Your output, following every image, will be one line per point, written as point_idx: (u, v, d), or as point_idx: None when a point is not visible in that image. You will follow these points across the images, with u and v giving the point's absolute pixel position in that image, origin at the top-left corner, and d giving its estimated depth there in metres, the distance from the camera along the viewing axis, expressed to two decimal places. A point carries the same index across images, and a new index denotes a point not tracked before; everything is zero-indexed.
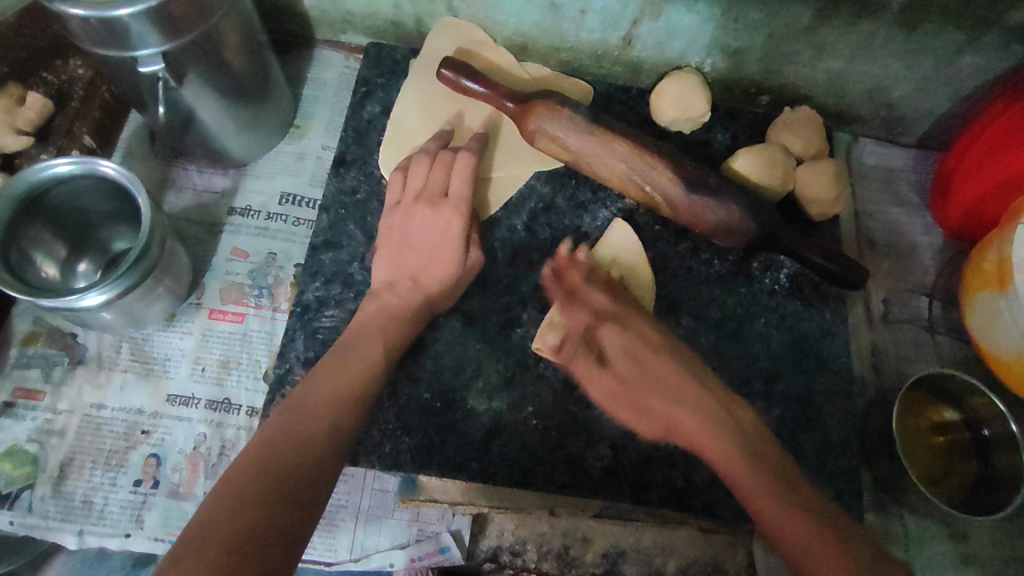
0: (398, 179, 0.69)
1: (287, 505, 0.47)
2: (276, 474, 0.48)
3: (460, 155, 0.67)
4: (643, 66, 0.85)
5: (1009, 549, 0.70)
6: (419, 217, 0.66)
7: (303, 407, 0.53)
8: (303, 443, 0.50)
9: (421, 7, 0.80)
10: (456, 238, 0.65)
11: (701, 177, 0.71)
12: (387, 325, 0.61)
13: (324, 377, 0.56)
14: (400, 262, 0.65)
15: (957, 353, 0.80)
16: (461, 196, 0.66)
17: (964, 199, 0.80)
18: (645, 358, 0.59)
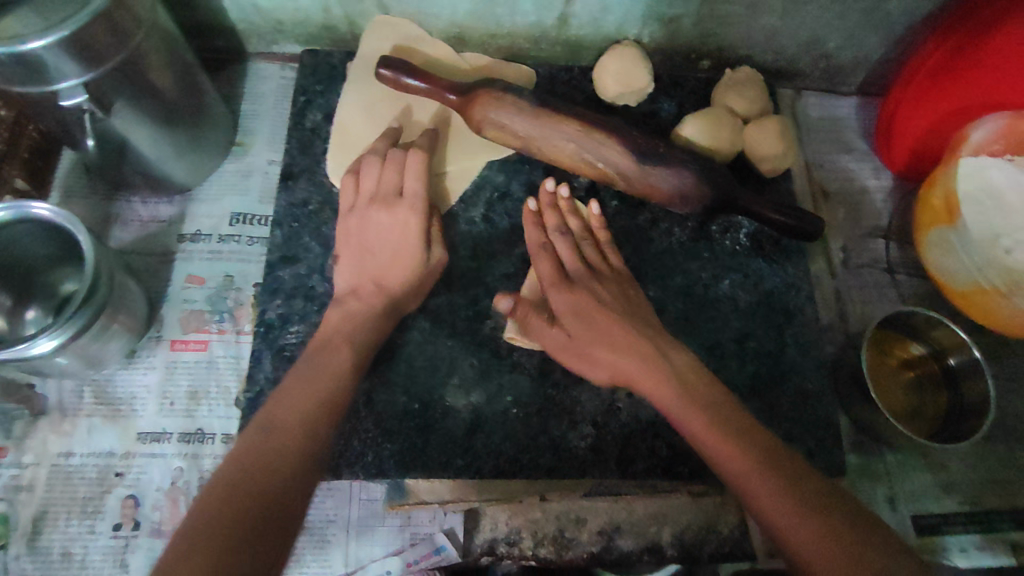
0: (350, 183, 0.67)
1: (263, 517, 0.46)
2: (252, 485, 0.47)
3: (410, 154, 0.67)
4: (581, 43, 0.85)
5: (986, 471, 0.72)
6: (374, 219, 0.65)
7: (278, 415, 0.52)
8: (277, 453, 0.50)
9: (350, 8, 0.79)
10: (416, 237, 0.65)
11: (651, 146, 0.71)
12: (354, 333, 0.60)
13: (296, 385, 0.55)
14: (361, 269, 0.64)
15: (917, 289, 0.82)
16: (416, 193, 0.65)
17: (906, 140, 0.82)
18: (594, 314, 0.61)
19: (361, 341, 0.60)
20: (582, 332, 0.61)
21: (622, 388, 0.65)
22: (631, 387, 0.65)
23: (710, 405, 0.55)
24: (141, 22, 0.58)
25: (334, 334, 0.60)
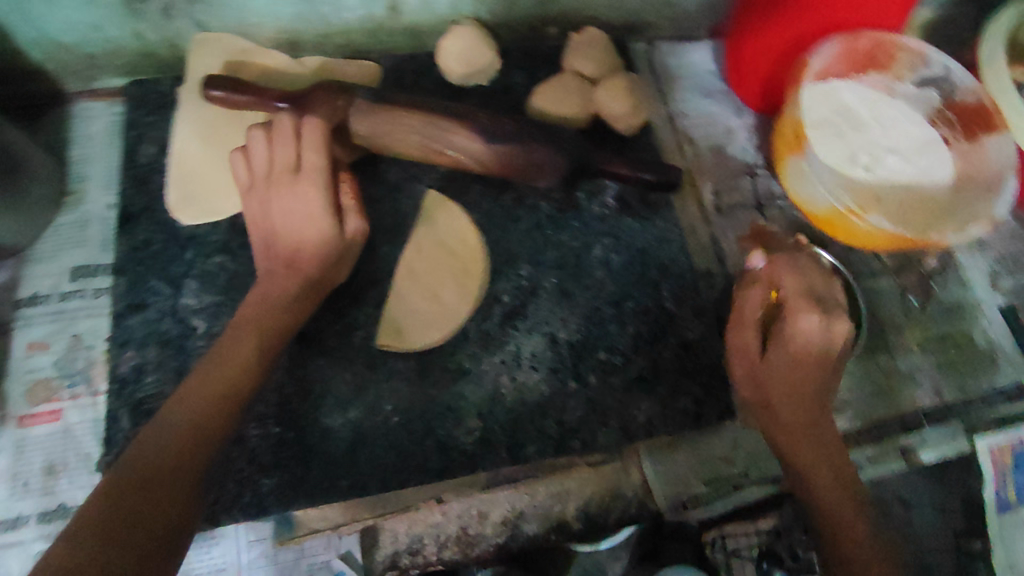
0: (241, 162, 0.65)
1: (156, 510, 0.48)
2: (141, 485, 0.49)
3: (313, 120, 0.62)
4: (421, 30, 0.82)
5: (871, 384, 0.75)
6: (276, 200, 0.63)
7: (183, 406, 0.53)
8: (176, 444, 0.51)
9: (164, 30, 0.73)
10: (319, 218, 0.62)
11: (499, 123, 0.69)
12: (262, 319, 0.60)
13: (204, 374, 0.55)
14: (272, 250, 0.64)
15: (789, 220, 0.83)
16: (314, 165, 0.62)
17: (757, 75, 0.82)
18: (788, 367, 0.62)
19: (268, 328, 0.59)
20: (773, 383, 0.63)
21: (504, 373, 0.65)
22: (513, 371, 0.65)
23: (808, 401, 0.62)
24: None
25: (242, 323, 0.60)
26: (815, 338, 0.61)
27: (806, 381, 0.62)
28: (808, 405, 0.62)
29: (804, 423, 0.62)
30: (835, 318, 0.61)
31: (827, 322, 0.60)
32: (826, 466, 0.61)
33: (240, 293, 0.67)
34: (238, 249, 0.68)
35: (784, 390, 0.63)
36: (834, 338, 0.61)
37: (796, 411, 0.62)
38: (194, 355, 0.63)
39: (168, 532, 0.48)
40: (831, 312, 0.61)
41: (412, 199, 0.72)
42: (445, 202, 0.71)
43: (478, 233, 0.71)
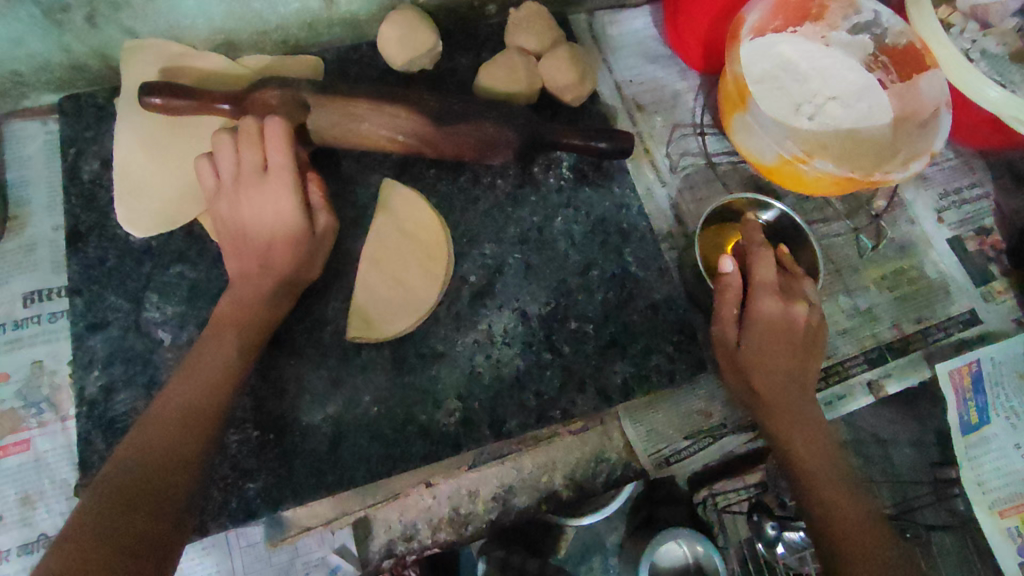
0: (206, 166, 0.64)
1: (150, 509, 0.50)
2: (130, 494, 0.50)
3: (273, 120, 0.61)
4: (359, 19, 0.81)
5: (834, 324, 0.77)
6: (247, 201, 0.62)
7: (171, 409, 0.54)
8: (166, 445, 0.52)
9: (92, 41, 0.71)
10: (292, 213, 0.62)
11: (446, 107, 0.69)
12: (240, 327, 0.59)
13: (189, 375, 0.56)
14: (245, 255, 0.63)
15: (741, 175, 0.85)
16: (281, 165, 0.62)
17: (697, 35, 0.83)
18: (771, 345, 0.65)
19: (247, 326, 0.59)
20: (767, 360, 0.66)
21: (479, 352, 0.66)
22: (488, 349, 0.66)
23: (785, 378, 0.66)
24: None
25: (220, 324, 0.60)
26: (774, 316, 0.66)
27: (788, 365, 0.66)
28: (789, 381, 0.66)
29: (785, 401, 0.66)
30: (795, 301, 0.67)
31: (788, 303, 0.66)
32: (803, 438, 0.65)
33: (203, 301, 0.66)
34: (197, 256, 0.67)
35: (766, 369, 0.66)
36: (799, 322, 0.66)
37: (779, 389, 0.66)
38: (163, 368, 0.62)
39: (161, 534, 0.50)
40: (789, 296, 0.67)
41: (369, 191, 0.72)
42: (400, 189, 0.70)
43: (438, 217, 0.69)
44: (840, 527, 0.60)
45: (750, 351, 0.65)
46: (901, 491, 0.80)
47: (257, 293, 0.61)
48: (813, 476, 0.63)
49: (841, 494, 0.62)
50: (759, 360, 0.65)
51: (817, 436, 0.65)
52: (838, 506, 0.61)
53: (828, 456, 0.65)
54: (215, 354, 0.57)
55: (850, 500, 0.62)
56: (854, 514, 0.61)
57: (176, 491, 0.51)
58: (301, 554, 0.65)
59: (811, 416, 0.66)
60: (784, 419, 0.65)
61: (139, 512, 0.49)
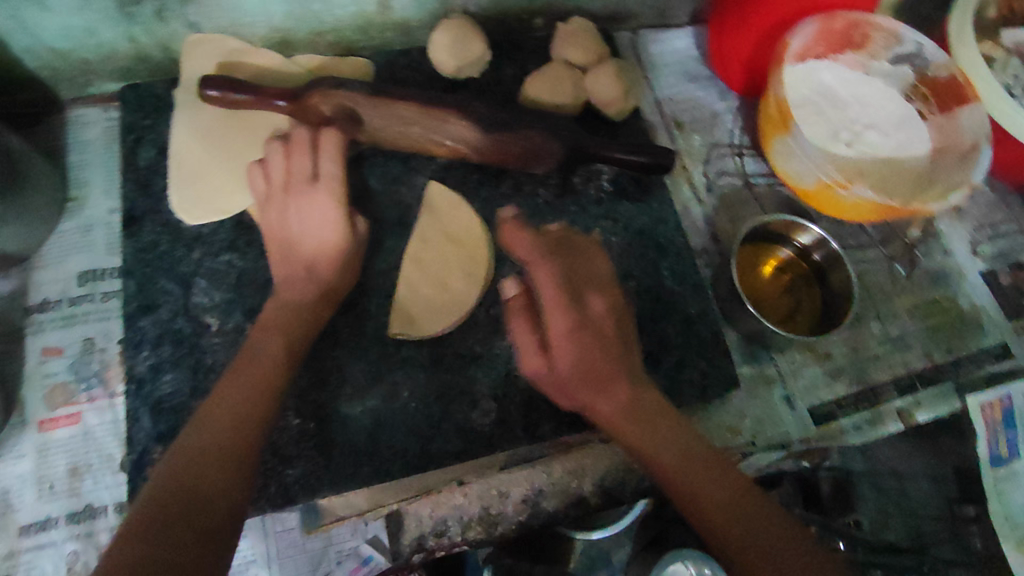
0: (257, 173, 0.65)
1: (197, 516, 0.49)
2: (176, 503, 0.49)
3: (330, 131, 0.64)
4: (411, 25, 0.82)
5: (864, 350, 0.78)
6: (295, 209, 0.63)
7: (221, 407, 0.54)
8: (214, 453, 0.52)
9: (158, 33, 0.74)
10: (336, 224, 0.63)
11: (494, 115, 0.70)
12: (286, 329, 0.59)
13: (236, 375, 0.56)
14: (291, 259, 0.63)
15: (777, 197, 0.85)
16: (331, 174, 0.64)
17: (739, 54, 0.84)
18: (582, 360, 0.58)
19: (294, 328, 0.60)
20: (572, 385, 0.59)
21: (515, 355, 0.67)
22: None
23: (630, 402, 0.60)
24: None
25: (268, 324, 0.60)
26: (575, 349, 0.58)
27: (598, 368, 0.59)
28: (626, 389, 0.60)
29: (624, 415, 0.60)
30: (590, 293, 0.60)
31: (586, 314, 0.59)
32: (656, 436, 0.59)
33: (250, 289, 0.67)
34: (245, 246, 0.69)
35: (582, 381, 0.59)
36: (603, 326, 0.60)
37: (623, 397, 0.60)
38: (209, 352, 0.64)
39: (210, 541, 0.48)
40: (609, 297, 0.61)
41: (414, 192, 0.74)
42: (446, 191, 0.72)
43: (479, 224, 0.71)
44: (711, 512, 0.56)
45: (562, 375, 0.59)
46: (915, 527, 0.81)
47: (299, 295, 0.61)
48: (677, 471, 0.58)
49: (719, 481, 0.57)
50: (575, 380, 0.59)
51: (661, 430, 0.60)
52: (709, 490, 0.56)
53: (680, 448, 0.59)
54: (266, 345, 0.59)
55: (721, 488, 0.57)
56: (730, 510, 0.56)
57: (225, 496, 0.51)
58: (334, 542, 0.67)
59: (659, 418, 0.61)
60: (618, 416, 0.60)
61: (192, 510, 0.49)
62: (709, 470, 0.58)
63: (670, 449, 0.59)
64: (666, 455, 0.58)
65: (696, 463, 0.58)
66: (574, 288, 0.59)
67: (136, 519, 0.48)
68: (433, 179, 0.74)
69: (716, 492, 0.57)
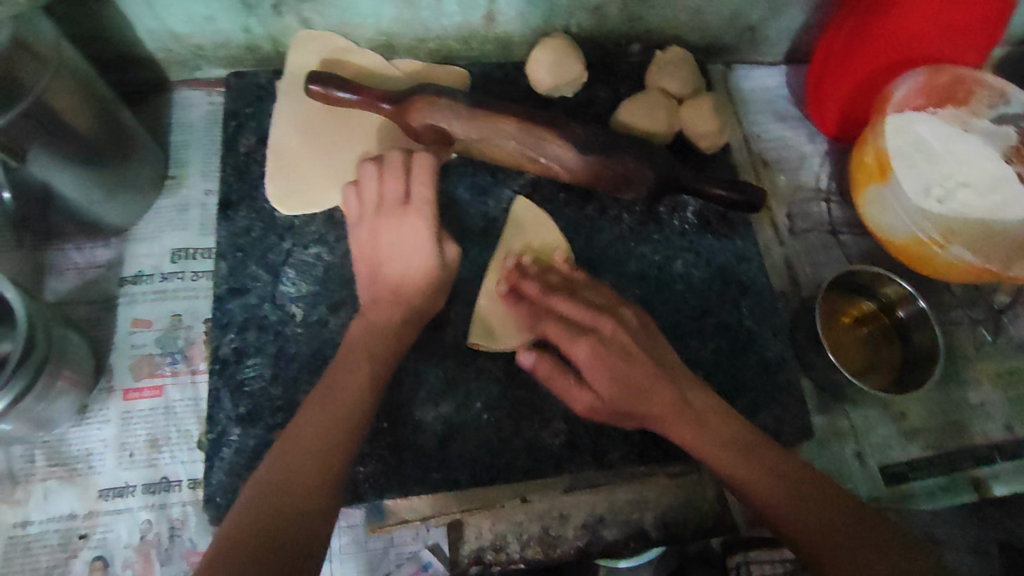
0: (352, 197, 0.65)
1: (281, 546, 0.48)
2: (261, 533, 0.48)
3: (422, 159, 0.64)
4: (512, 39, 0.82)
5: (941, 415, 0.76)
6: (385, 233, 0.63)
7: (297, 440, 0.53)
8: (297, 484, 0.51)
9: (270, 26, 0.75)
10: (427, 250, 0.63)
11: (590, 137, 0.70)
12: (370, 340, 0.60)
13: (313, 409, 0.55)
14: (378, 285, 0.63)
15: (861, 247, 0.84)
16: (423, 199, 0.63)
17: (836, 94, 0.81)
18: (614, 395, 0.59)
19: (375, 363, 0.59)
20: (625, 408, 0.59)
21: None
22: None
23: (669, 406, 0.59)
24: (44, 62, 0.55)
25: (347, 355, 0.59)
26: (601, 384, 0.59)
27: (631, 404, 0.59)
28: (676, 404, 0.59)
29: (688, 425, 0.59)
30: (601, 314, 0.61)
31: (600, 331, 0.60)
32: (716, 445, 0.58)
33: (336, 285, 0.68)
34: (334, 241, 0.70)
35: (634, 405, 0.59)
36: (624, 338, 0.60)
37: (664, 410, 0.59)
38: (293, 341, 0.66)
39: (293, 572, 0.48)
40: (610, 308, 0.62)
41: (501, 205, 0.74)
42: (530, 207, 0.73)
43: (563, 238, 0.73)
44: (784, 518, 0.55)
45: (617, 408, 0.59)
46: None
47: (386, 313, 0.61)
48: (750, 472, 0.57)
49: (790, 485, 0.56)
50: (620, 401, 0.59)
51: (725, 434, 0.59)
52: (779, 494, 0.55)
53: (747, 452, 0.58)
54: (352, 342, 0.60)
55: (792, 488, 0.56)
56: (818, 512, 0.54)
57: (307, 527, 0.50)
58: (395, 545, 0.68)
59: (720, 422, 0.60)
60: (679, 425, 0.59)
61: (278, 539, 0.49)
62: (787, 472, 0.57)
63: (734, 454, 0.58)
64: (730, 457, 0.58)
65: (763, 464, 0.57)
66: (587, 320, 0.61)
67: (221, 550, 0.48)
68: (521, 194, 0.74)
69: (786, 500, 0.55)
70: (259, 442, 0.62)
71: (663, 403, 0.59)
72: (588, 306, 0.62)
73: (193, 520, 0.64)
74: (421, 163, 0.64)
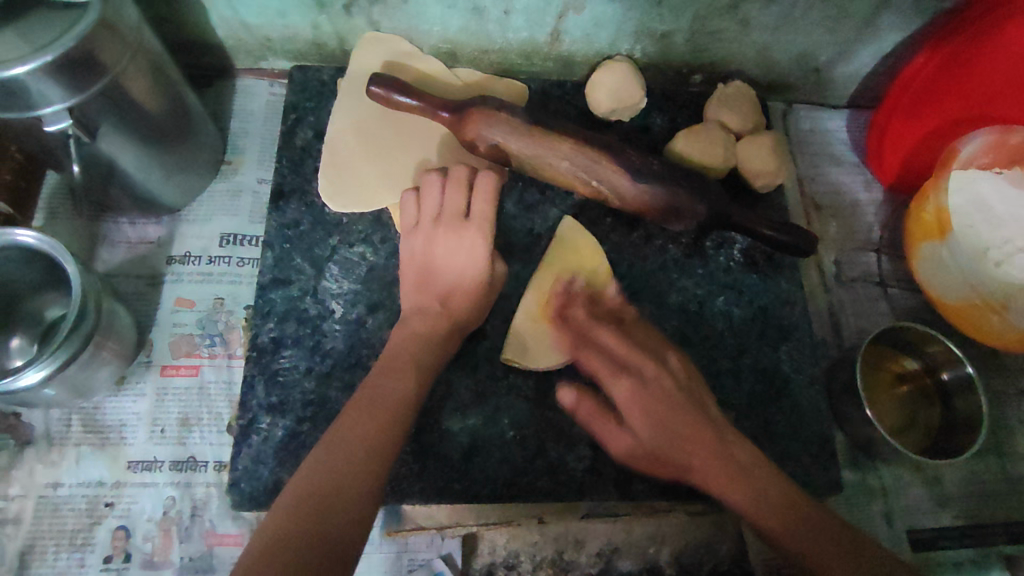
0: (411, 202, 0.66)
1: (332, 528, 0.49)
2: (314, 517, 0.49)
3: (485, 179, 0.65)
4: (574, 58, 0.82)
5: (975, 484, 0.74)
6: (441, 243, 0.64)
7: (336, 445, 0.54)
8: (346, 473, 0.52)
9: (339, 25, 0.75)
10: (480, 262, 0.64)
11: (646, 165, 0.68)
12: (411, 347, 0.61)
13: (350, 418, 0.56)
14: (426, 290, 0.64)
15: (909, 303, 0.82)
16: (483, 215, 0.64)
17: (897, 154, 0.81)
18: (656, 438, 0.60)
19: (409, 376, 0.59)
20: (670, 465, 0.60)
21: None
22: None
23: (696, 434, 0.60)
24: (128, 44, 0.56)
25: (387, 367, 0.60)
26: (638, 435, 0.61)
27: (674, 450, 0.60)
28: (721, 459, 0.59)
29: (722, 473, 0.59)
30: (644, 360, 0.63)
31: (643, 378, 0.62)
32: (768, 501, 0.57)
33: (377, 285, 0.69)
34: (379, 242, 0.71)
35: (681, 461, 0.60)
36: (668, 383, 0.62)
37: (695, 460, 0.60)
38: (330, 337, 0.67)
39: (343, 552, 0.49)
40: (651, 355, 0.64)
41: (548, 223, 0.74)
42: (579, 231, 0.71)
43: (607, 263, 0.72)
44: (819, 565, 0.54)
45: (653, 453, 0.60)
46: None
47: (428, 323, 0.62)
48: (784, 526, 0.56)
49: (832, 546, 0.55)
50: (658, 445, 0.60)
51: (763, 483, 0.58)
52: (802, 542, 0.55)
53: (789, 510, 0.57)
54: (391, 347, 0.62)
55: (816, 535, 0.56)
56: (852, 570, 0.53)
57: (354, 511, 0.51)
58: (407, 551, 0.66)
59: (758, 471, 0.59)
60: (721, 478, 0.58)
61: (328, 523, 0.49)
62: (818, 521, 0.57)
63: (776, 511, 0.57)
64: (774, 518, 0.57)
65: (814, 527, 0.56)
66: (630, 361, 0.63)
67: (276, 530, 0.49)
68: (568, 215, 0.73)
69: (818, 549, 0.55)
70: (287, 433, 0.63)
71: (703, 441, 0.60)
72: (615, 359, 0.63)
73: (215, 501, 0.65)
74: (485, 182, 0.65)
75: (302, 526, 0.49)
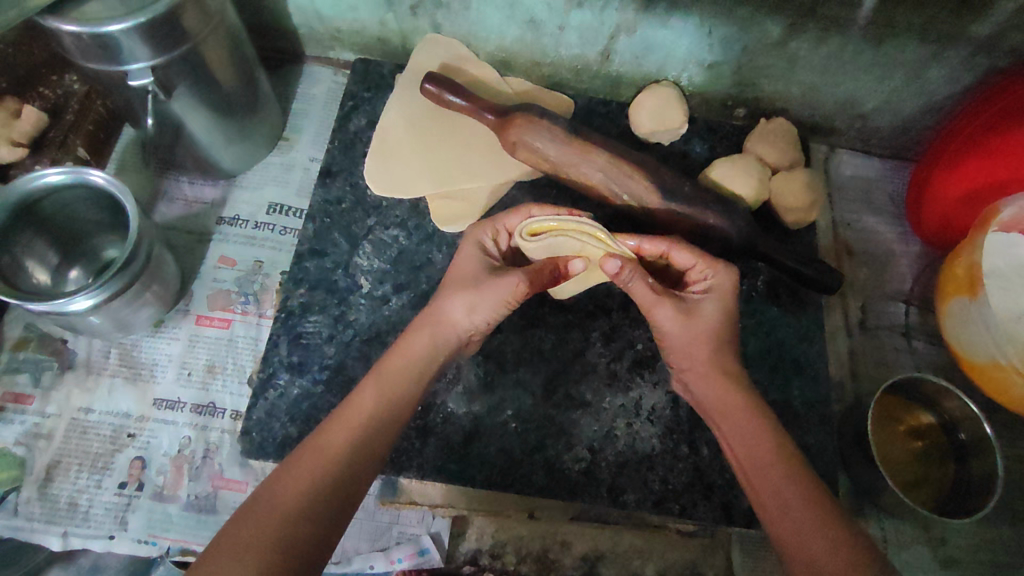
0: (482, 229, 0.64)
1: (328, 489, 0.49)
2: (310, 482, 0.49)
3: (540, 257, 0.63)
4: (622, 79, 0.85)
5: (983, 551, 0.73)
6: (465, 287, 0.61)
7: (332, 478, 0.49)
8: (346, 444, 0.52)
9: (405, 24, 0.80)
10: (479, 321, 0.62)
11: (678, 184, 0.69)
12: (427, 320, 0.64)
13: (274, 488, 0.48)
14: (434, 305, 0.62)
15: (933, 358, 0.81)
16: (499, 292, 0.60)
17: (936, 207, 0.79)
18: (689, 339, 0.61)
19: (356, 444, 0.52)
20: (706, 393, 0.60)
21: (621, 417, 0.67)
22: (630, 418, 0.67)
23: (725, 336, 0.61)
24: (209, 17, 0.61)
25: (384, 365, 0.58)
26: (679, 322, 0.60)
27: (700, 338, 0.60)
28: (754, 428, 0.56)
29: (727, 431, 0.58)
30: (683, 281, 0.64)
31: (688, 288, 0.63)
32: (754, 467, 0.54)
33: (405, 268, 0.73)
34: (413, 228, 0.75)
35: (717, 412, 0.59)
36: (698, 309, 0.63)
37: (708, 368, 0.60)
38: (355, 310, 0.70)
39: (333, 517, 0.48)
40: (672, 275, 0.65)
41: None
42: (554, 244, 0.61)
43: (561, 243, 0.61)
44: (780, 500, 0.51)
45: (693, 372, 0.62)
46: None
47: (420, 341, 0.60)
48: (748, 473, 0.54)
49: (791, 512, 0.50)
50: (704, 325, 0.60)
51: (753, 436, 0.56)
52: (777, 495, 0.52)
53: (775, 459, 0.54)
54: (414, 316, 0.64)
55: (779, 469, 0.53)
56: (817, 542, 0.48)
57: (342, 475, 0.50)
58: (398, 524, 0.69)
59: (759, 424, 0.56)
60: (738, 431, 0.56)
61: (328, 484, 0.49)
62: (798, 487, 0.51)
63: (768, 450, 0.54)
64: (755, 458, 0.54)
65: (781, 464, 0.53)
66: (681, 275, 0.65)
67: (277, 482, 0.49)
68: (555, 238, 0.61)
69: (789, 493, 0.51)
70: (301, 392, 0.67)
71: (736, 414, 0.58)
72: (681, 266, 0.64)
73: (227, 448, 0.68)
74: (578, 267, 0.63)
75: (301, 487, 0.48)
